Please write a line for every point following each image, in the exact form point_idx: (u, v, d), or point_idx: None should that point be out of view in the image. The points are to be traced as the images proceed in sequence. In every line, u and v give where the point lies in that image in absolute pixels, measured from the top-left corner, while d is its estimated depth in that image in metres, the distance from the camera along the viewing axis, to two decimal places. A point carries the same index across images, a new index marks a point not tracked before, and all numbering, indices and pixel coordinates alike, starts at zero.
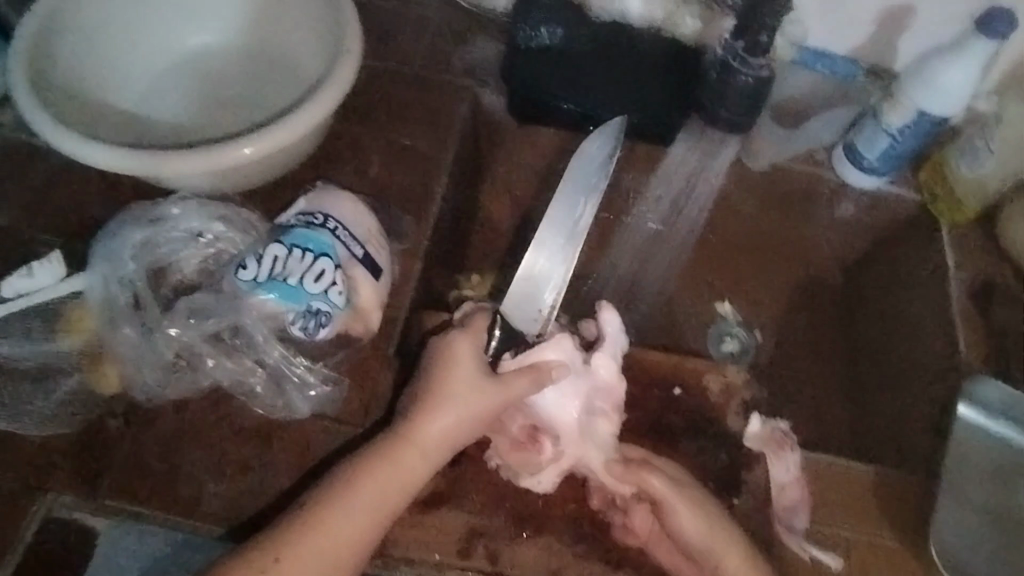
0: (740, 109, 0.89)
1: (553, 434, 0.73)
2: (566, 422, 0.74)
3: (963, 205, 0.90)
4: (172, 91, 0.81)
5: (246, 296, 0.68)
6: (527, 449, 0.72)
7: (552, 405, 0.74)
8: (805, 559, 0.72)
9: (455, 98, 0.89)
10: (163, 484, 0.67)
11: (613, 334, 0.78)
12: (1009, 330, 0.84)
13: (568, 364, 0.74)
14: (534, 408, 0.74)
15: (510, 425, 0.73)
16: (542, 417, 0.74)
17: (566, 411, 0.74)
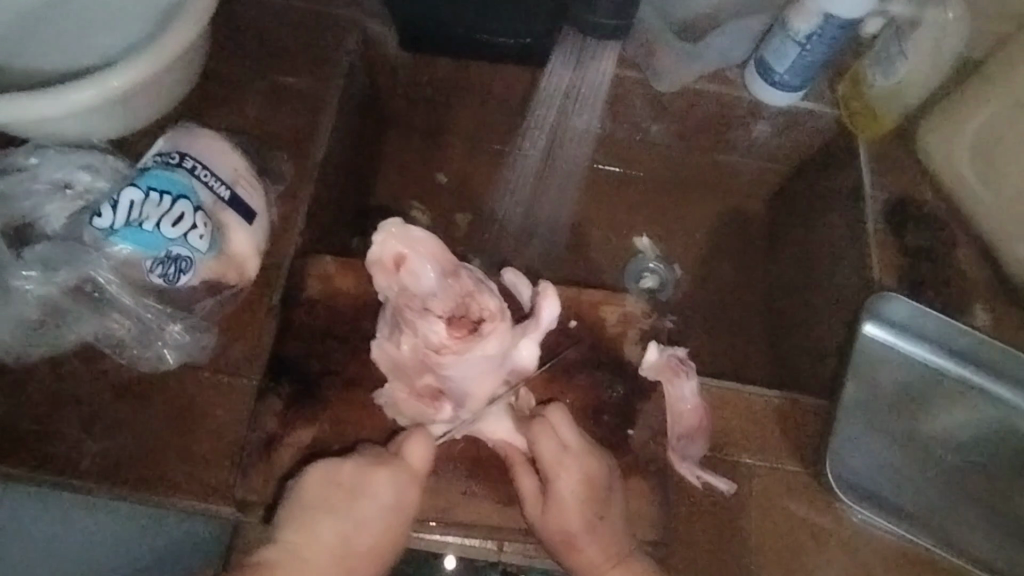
0: (608, 17, 0.77)
1: (457, 400, 0.69)
2: (476, 397, 0.69)
3: (880, 118, 0.86)
4: (26, 34, 0.76)
5: (102, 245, 0.65)
6: (423, 402, 0.69)
7: (468, 383, 0.69)
8: (694, 485, 0.71)
9: (340, 29, 0.85)
10: (36, 443, 0.66)
11: (547, 321, 0.70)
12: (922, 248, 0.82)
13: (490, 347, 0.68)
14: (448, 379, 0.69)
15: (415, 378, 0.69)
16: (450, 386, 0.69)
17: (479, 388, 0.69)
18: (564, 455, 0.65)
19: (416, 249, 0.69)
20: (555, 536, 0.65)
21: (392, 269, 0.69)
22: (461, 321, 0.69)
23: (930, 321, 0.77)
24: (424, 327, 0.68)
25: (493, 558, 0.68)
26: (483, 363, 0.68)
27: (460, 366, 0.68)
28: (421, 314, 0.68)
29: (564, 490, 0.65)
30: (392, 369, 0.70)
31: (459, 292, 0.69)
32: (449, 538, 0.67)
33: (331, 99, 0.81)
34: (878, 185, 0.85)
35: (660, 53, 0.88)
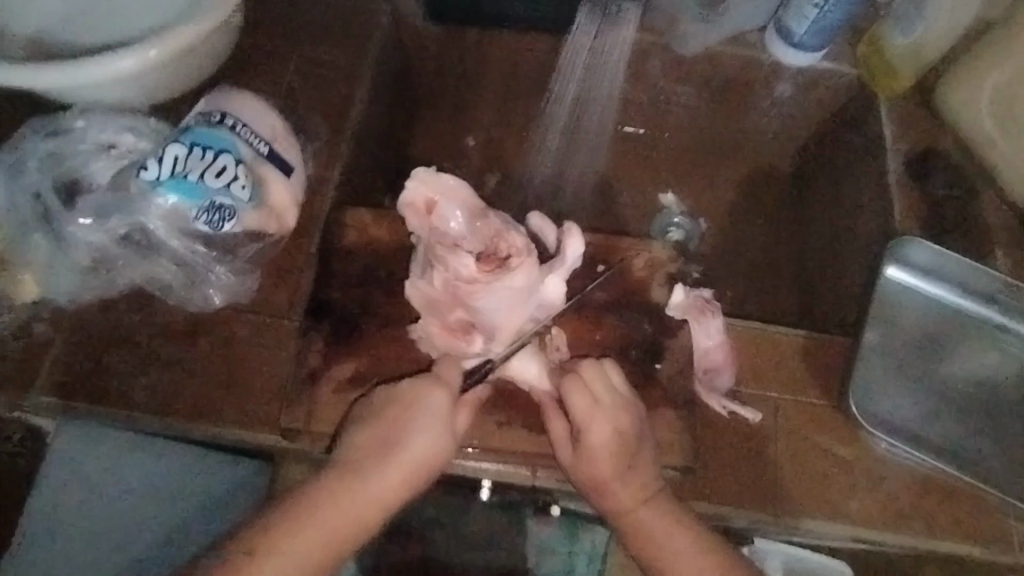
0: None
1: (488, 336, 0.70)
2: (507, 329, 0.70)
3: (898, 74, 0.88)
4: (77, 7, 0.81)
5: (148, 196, 0.68)
6: (456, 338, 0.70)
7: (498, 316, 0.70)
8: (722, 416, 0.73)
9: (373, 2, 0.89)
10: (92, 382, 0.69)
11: (574, 261, 0.72)
12: (942, 195, 0.83)
13: (522, 283, 0.70)
14: (479, 313, 0.70)
15: (447, 313, 0.70)
16: (481, 320, 0.70)
17: (509, 322, 0.70)
18: (595, 407, 0.64)
19: (447, 196, 0.70)
20: (585, 477, 0.65)
21: (425, 213, 0.70)
22: (489, 257, 0.70)
23: (952, 264, 0.78)
24: (455, 262, 0.69)
25: (528, 483, 0.71)
26: (513, 298, 0.70)
27: (491, 299, 0.69)
28: (452, 251, 0.69)
29: (597, 439, 0.64)
30: (426, 306, 0.71)
31: (487, 230, 0.70)
32: (484, 464, 0.69)
33: (367, 64, 0.85)
34: (898, 137, 0.86)
35: (684, 23, 0.91)
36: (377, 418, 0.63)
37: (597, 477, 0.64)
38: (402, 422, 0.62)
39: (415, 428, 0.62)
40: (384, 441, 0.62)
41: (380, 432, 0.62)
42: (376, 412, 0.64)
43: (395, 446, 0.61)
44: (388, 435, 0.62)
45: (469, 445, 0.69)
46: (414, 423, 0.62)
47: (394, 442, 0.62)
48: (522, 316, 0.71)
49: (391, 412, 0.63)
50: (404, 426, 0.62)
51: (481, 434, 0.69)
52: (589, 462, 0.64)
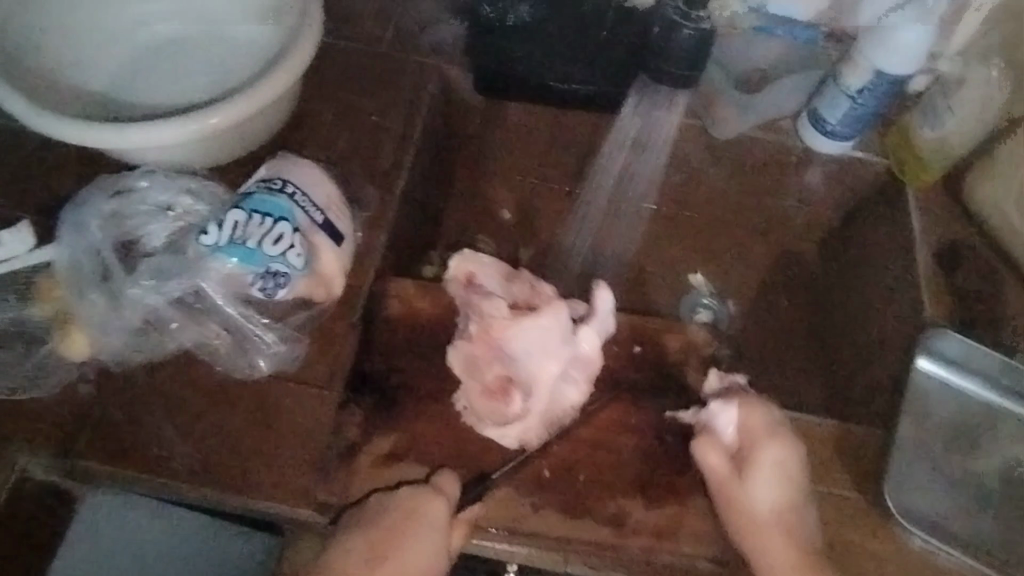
0: (683, 69, 0.89)
1: (527, 389, 0.72)
2: (542, 379, 0.72)
3: (930, 168, 0.89)
4: (142, 72, 0.84)
5: (204, 260, 0.70)
6: (495, 399, 0.72)
7: (532, 364, 0.72)
8: None
9: (420, 75, 0.92)
10: (136, 446, 0.69)
11: (605, 314, 0.76)
12: (974, 287, 0.84)
13: (552, 326, 0.73)
14: (515, 361, 0.72)
15: (485, 371, 0.72)
16: (519, 372, 0.72)
17: (544, 370, 0.72)
18: (636, 492, 0.71)
19: (486, 264, 0.77)
20: (637, 564, 0.69)
21: (463, 283, 0.76)
22: (521, 307, 0.75)
23: (980, 359, 0.80)
24: (488, 305, 0.74)
25: (559, 570, 0.69)
26: (543, 339, 0.73)
27: (522, 341, 0.72)
28: (486, 298, 0.75)
29: (641, 520, 0.70)
30: (466, 368, 0.73)
31: (520, 290, 0.77)
32: (515, 547, 0.68)
33: (413, 135, 0.87)
34: (928, 228, 0.88)
35: (722, 106, 0.97)
36: (365, 528, 0.65)
37: (660, 570, 0.69)
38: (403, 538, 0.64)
39: (404, 552, 0.64)
40: (381, 548, 0.64)
41: (386, 537, 0.64)
42: (364, 528, 0.65)
43: (396, 553, 0.64)
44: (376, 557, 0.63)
45: (495, 527, 0.69)
46: (413, 535, 0.64)
47: (392, 549, 0.64)
48: (556, 364, 0.73)
49: (393, 520, 0.65)
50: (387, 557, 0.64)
51: (515, 515, 0.69)
52: (636, 543, 0.69)
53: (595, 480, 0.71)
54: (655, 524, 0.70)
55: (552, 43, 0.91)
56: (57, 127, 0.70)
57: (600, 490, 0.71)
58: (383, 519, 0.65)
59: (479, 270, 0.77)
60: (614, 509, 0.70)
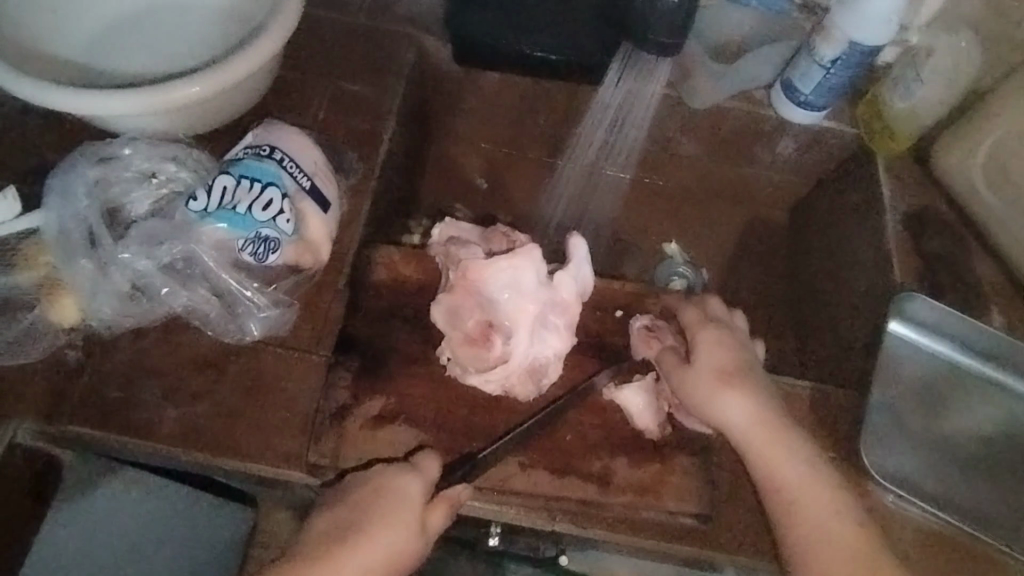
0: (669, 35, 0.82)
1: (506, 333, 0.73)
2: (520, 321, 0.74)
3: (897, 134, 0.92)
4: (118, 38, 0.83)
5: (196, 225, 0.70)
6: (476, 345, 0.73)
7: (509, 305, 0.74)
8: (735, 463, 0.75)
9: (399, 45, 0.92)
10: (127, 411, 0.69)
11: (581, 260, 0.78)
12: (941, 253, 0.87)
13: (526, 266, 0.75)
14: (493, 305, 0.74)
15: (466, 319, 0.73)
16: (498, 316, 0.74)
17: (522, 311, 0.74)
18: (614, 445, 0.73)
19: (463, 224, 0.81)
20: (619, 511, 0.71)
21: (445, 239, 0.79)
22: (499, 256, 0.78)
23: (953, 321, 0.82)
24: (464, 253, 0.76)
25: (546, 528, 0.71)
26: (518, 279, 0.74)
27: (498, 282, 0.74)
28: (464, 248, 0.77)
29: (621, 473, 0.72)
30: (448, 318, 0.74)
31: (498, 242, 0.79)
32: (503, 506, 0.70)
33: (394, 104, 0.88)
34: (897, 197, 0.91)
35: (698, 76, 0.95)
36: (343, 504, 0.64)
37: (642, 519, 0.71)
38: (377, 513, 0.63)
39: (380, 531, 0.62)
40: (355, 523, 0.63)
41: (361, 512, 0.63)
42: (341, 506, 0.64)
43: (372, 527, 0.62)
44: (351, 537, 0.62)
45: (485, 486, 0.70)
46: (388, 510, 0.63)
47: (367, 524, 0.63)
48: (533, 305, 0.74)
49: (366, 495, 0.64)
50: (367, 533, 0.62)
51: (503, 476, 0.71)
52: (618, 492, 0.71)
53: (580, 431, 0.74)
54: (640, 482, 0.72)
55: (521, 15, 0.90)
56: (40, 92, 0.70)
57: (584, 441, 0.73)
58: (358, 497, 0.64)
59: (460, 228, 0.80)
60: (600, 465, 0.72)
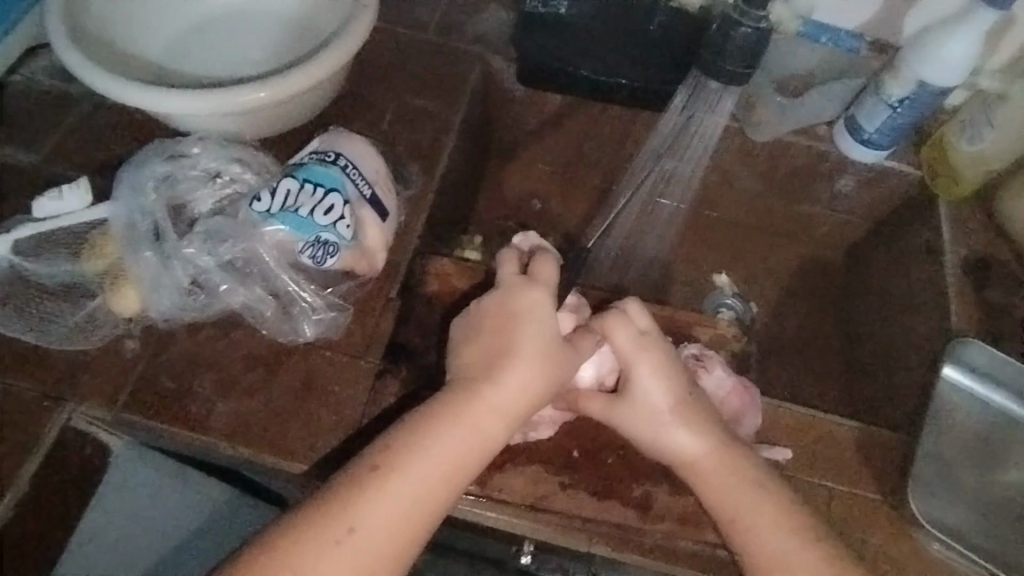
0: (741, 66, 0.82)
1: None
2: None
3: (961, 180, 0.91)
4: (195, 43, 0.86)
5: (259, 226, 0.72)
6: None
7: None
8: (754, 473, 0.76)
9: (466, 62, 0.94)
10: (178, 402, 0.70)
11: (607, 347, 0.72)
12: (1004, 302, 0.85)
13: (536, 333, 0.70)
14: None
15: None
16: None
17: None
18: (654, 473, 0.72)
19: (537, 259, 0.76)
20: (658, 538, 0.70)
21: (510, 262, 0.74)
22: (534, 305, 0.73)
23: (1008, 369, 0.81)
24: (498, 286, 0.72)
25: (584, 549, 0.71)
26: None
27: None
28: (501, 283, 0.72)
29: (662, 500, 0.71)
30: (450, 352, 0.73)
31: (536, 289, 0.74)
32: (540, 524, 0.70)
33: (457, 120, 0.89)
34: (959, 242, 0.89)
35: (761, 107, 0.97)
36: (482, 327, 0.66)
37: (680, 547, 0.70)
38: (516, 333, 0.64)
39: (519, 350, 0.64)
40: (495, 349, 0.65)
41: (495, 334, 0.65)
42: (480, 329, 0.66)
43: (512, 347, 0.64)
44: (495, 354, 0.64)
45: (524, 502, 0.70)
46: (524, 330, 0.64)
47: (509, 345, 0.64)
48: None
49: (498, 316, 0.65)
50: (507, 360, 0.64)
51: (542, 493, 0.71)
52: (658, 518, 0.70)
53: (624, 454, 0.73)
54: (681, 511, 0.70)
55: (592, 44, 0.94)
56: (119, 89, 0.73)
57: (625, 465, 0.72)
58: (496, 316, 0.66)
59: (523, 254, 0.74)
60: (640, 492, 0.71)
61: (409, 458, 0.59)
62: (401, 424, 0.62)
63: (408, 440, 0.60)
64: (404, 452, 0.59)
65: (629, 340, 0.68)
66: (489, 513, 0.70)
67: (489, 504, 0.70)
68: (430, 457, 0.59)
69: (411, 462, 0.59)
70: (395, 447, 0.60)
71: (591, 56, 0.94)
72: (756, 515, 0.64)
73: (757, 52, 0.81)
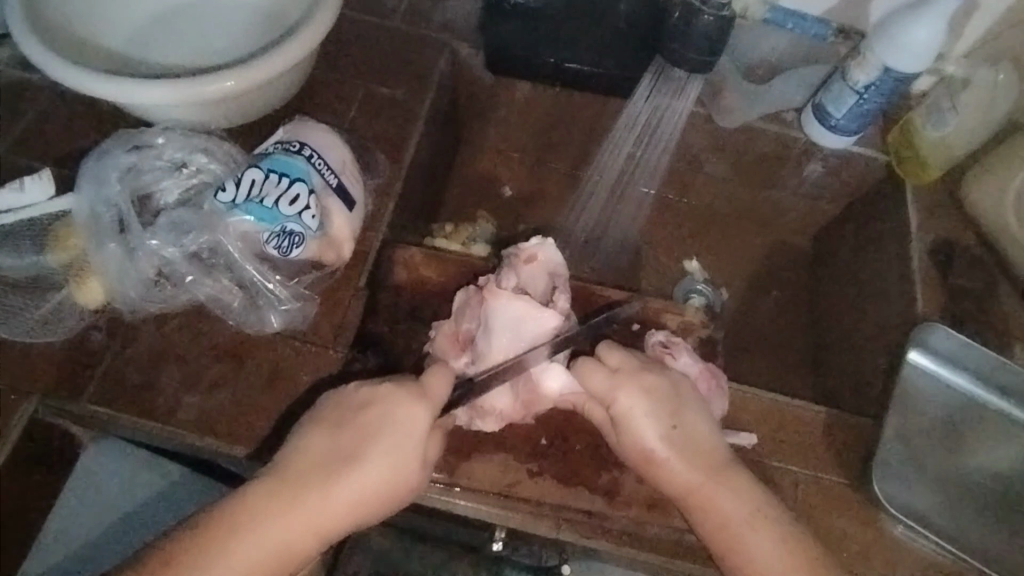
0: (700, 54, 0.89)
1: (473, 358, 0.73)
2: (488, 359, 0.72)
3: (927, 167, 0.91)
4: (156, 32, 0.85)
5: (224, 216, 0.71)
6: (449, 350, 0.74)
7: (490, 343, 0.72)
8: None
9: (435, 49, 0.93)
10: (145, 394, 0.70)
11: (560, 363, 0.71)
12: (968, 286, 0.86)
13: (523, 318, 0.72)
14: (484, 330, 0.73)
15: (456, 322, 0.75)
16: (480, 341, 0.73)
17: (494, 351, 0.72)
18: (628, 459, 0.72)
19: (546, 263, 0.77)
20: (626, 523, 0.71)
21: (523, 252, 0.77)
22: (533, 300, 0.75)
23: (973, 353, 0.79)
24: (506, 276, 0.76)
25: (551, 536, 0.71)
26: (512, 325, 0.72)
27: (494, 315, 0.73)
28: (509, 275, 0.76)
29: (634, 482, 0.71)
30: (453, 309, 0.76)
31: (543, 287, 0.77)
32: (510, 511, 0.70)
33: (425, 108, 0.89)
34: (924, 228, 0.89)
35: (727, 94, 0.97)
36: (347, 423, 0.63)
37: (648, 528, 0.71)
38: (375, 444, 0.62)
39: (368, 463, 0.61)
40: (347, 451, 0.62)
41: (353, 437, 0.62)
42: (338, 422, 0.63)
43: (365, 455, 0.62)
44: (344, 455, 0.62)
45: (491, 490, 0.71)
46: (384, 443, 0.62)
47: (362, 452, 0.62)
48: (504, 351, 0.72)
49: (363, 420, 0.63)
50: (366, 444, 0.62)
51: (510, 480, 0.71)
52: (627, 501, 0.71)
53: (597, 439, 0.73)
54: (647, 496, 0.71)
55: (555, 36, 0.94)
56: (78, 78, 0.72)
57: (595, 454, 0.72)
58: (357, 418, 0.63)
59: (535, 250, 0.77)
60: (609, 479, 0.71)
61: (226, 545, 0.59)
62: (223, 502, 0.61)
63: (221, 524, 0.59)
64: (218, 538, 0.59)
65: (601, 379, 0.68)
66: (458, 502, 0.70)
67: (457, 493, 0.71)
68: (236, 549, 0.59)
69: (222, 551, 0.59)
70: (209, 530, 0.59)
71: (560, 40, 0.94)
72: (740, 513, 0.65)
73: (722, 34, 0.87)
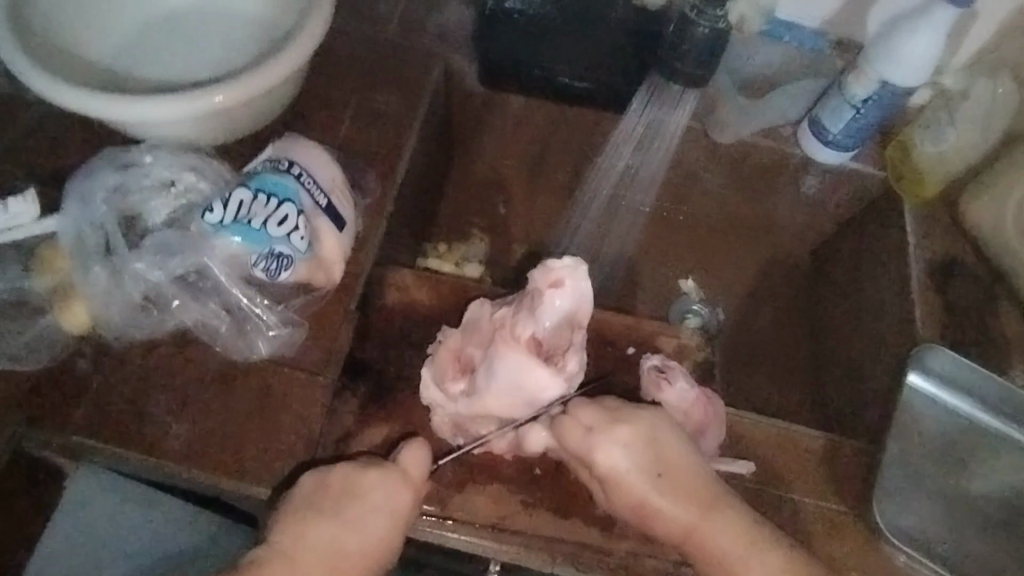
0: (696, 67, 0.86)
1: (469, 389, 0.71)
2: (480, 399, 0.70)
3: (926, 183, 0.90)
4: (141, 47, 0.83)
5: (211, 238, 0.70)
6: (450, 369, 0.73)
7: (486, 386, 0.70)
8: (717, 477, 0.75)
9: (426, 62, 0.92)
10: (131, 423, 0.68)
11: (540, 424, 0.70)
12: (968, 305, 0.84)
13: (522, 377, 0.69)
14: (485, 370, 0.70)
15: (465, 347, 0.73)
16: (479, 377, 0.71)
17: (490, 395, 0.70)
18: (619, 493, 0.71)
19: (564, 308, 0.70)
20: (619, 557, 0.69)
21: (548, 288, 0.70)
22: (543, 349, 0.71)
23: (968, 375, 0.78)
24: (523, 319, 0.70)
25: (546, 570, 0.69)
26: (510, 379, 0.69)
27: (496, 364, 0.69)
28: (527, 317, 0.70)
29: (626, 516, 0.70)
30: (466, 327, 0.74)
31: (560, 333, 0.71)
32: (505, 544, 0.68)
33: (417, 123, 0.87)
34: (923, 245, 0.88)
35: (725, 109, 0.95)
36: (357, 480, 0.65)
37: (643, 562, 0.69)
38: (360, 492, 0.64)
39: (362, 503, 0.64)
40: (351, 505, 0.64)
41: (347, 489, 0.65)
42: (337, 483, 0.65)
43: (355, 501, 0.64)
44: (354, 503, 0.64)
45: (485, 523, 0.69)
46: (379, 490, 0.64)
47: (360, 500, 0.64)
48: (497, 401, 0.70)
49: (354, 477, 0.65)
50: (357, 493, 0.64)
51: (504, 512, 0.69)
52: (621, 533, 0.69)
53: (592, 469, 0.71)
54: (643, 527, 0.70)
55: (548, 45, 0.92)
56: (60, 94, 0.70)
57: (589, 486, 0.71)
58: (340, 481, 0.65)
59: (559, 291, 0.70)
60: (602, 512, 0.70)
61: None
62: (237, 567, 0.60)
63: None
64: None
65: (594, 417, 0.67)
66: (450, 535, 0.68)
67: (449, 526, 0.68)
68: None
69: None
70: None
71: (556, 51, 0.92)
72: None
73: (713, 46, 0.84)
